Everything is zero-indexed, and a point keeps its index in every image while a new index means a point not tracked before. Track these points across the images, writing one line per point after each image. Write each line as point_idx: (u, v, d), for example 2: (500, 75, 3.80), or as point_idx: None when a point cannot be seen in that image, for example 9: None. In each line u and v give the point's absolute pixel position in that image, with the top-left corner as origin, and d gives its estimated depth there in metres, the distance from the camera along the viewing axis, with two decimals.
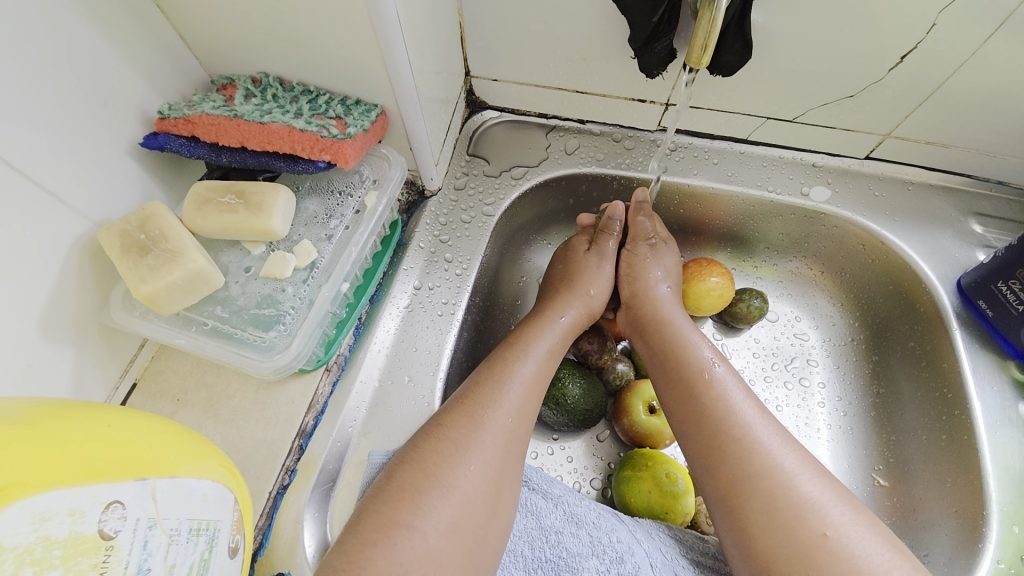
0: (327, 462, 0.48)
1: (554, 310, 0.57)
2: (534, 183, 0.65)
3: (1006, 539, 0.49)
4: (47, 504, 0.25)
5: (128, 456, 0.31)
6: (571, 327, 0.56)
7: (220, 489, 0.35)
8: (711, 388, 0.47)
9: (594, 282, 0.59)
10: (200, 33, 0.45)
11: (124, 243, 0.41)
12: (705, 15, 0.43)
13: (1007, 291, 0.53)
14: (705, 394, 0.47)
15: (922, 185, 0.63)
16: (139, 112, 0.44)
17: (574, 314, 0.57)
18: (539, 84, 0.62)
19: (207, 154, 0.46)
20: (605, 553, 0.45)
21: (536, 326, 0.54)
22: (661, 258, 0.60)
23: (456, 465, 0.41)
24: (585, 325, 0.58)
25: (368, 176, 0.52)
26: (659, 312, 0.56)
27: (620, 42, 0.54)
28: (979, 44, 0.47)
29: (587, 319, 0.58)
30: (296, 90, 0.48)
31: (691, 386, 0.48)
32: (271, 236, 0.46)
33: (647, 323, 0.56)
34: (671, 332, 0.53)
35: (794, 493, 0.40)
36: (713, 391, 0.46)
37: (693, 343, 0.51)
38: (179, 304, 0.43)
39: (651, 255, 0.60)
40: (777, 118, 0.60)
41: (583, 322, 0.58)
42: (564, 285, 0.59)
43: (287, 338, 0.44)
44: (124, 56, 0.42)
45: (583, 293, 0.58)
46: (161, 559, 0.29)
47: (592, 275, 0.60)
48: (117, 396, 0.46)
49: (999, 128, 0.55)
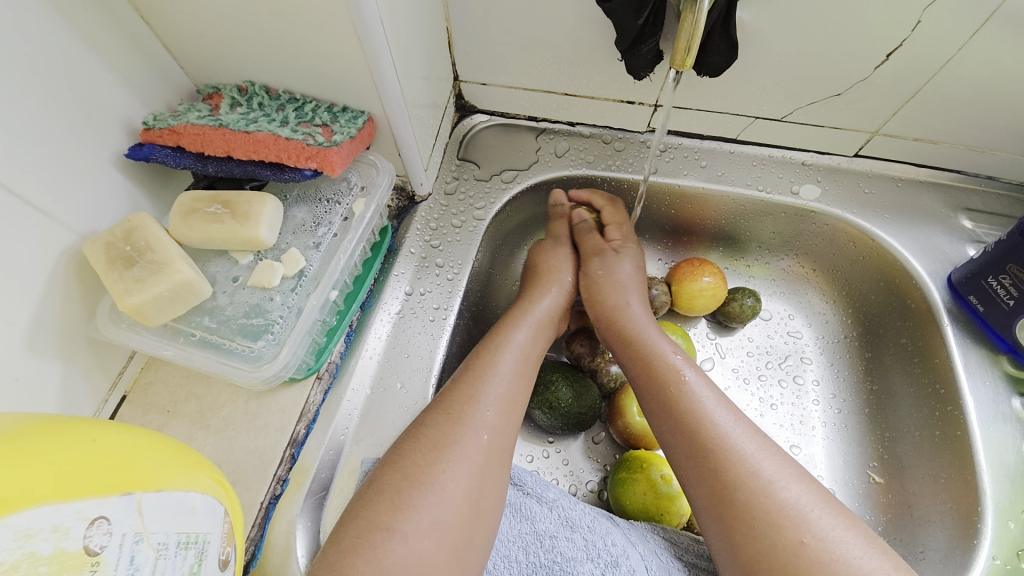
0: (320, 471, 0.48)
1: (529, 297, 0.57)
2: (524, 186, 0.65)
3: (1001, 535, 0.49)
4: (30, 521, 0.24)
5: (114, 471, 0.31)
6: (549, 312, 0.57)
7: (208, 500, 0.35)
8: (682, 398, 0.47)
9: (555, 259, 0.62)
10: (185, 42, 0.45)
11: (109, 255, 0.41)
12: (688, 16, 0.43)
13: (997, 286, 0.53)
14: (677, 405, 0.46)
15: (911, 181, 0.63)
16: (124, 122, 0.44)
17: (551, 305, 0.57)
18: (527, 87, 0.62)
19: (193, 164, 0.45)
20: (600, 556, 0.44)
21: (513, 317, 0.54)
22: (615, 269, 0.60)
23: (434, 461, 0.41)
24: (563, 302, 0.59)
25: (356, 183, 0.52)
26: (630, 325, 0.55)
27: (607, 44, 0.54)
28: (964, 41, 0.47)
29: (563, 297, 0.59)
30: (282, 98, 0.48)
31: (665, 397, 0.47)
32: (259, 245, 0.45)
33: (615, 335, 0.55)
34: (639, 344, 0.53)
35: (771, 501, 0.39)
36: (685, 402, 0.46)
37: (661, 352, 0.51)
38: (166, 315, 0.42)
39: (601, 270, 0.60)
40: (765, 118, 0.60)
41: (562, 304, 0.59)
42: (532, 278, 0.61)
43: (275, 348, 0.44)
44: (108, 68, 0.42)
45: (557, 279, 0.60)
46: (149, 573, 0.29)
47: (556, 263, 0.61)
48: (106, 409, 0.45)
49: (987, 123, 0.55)
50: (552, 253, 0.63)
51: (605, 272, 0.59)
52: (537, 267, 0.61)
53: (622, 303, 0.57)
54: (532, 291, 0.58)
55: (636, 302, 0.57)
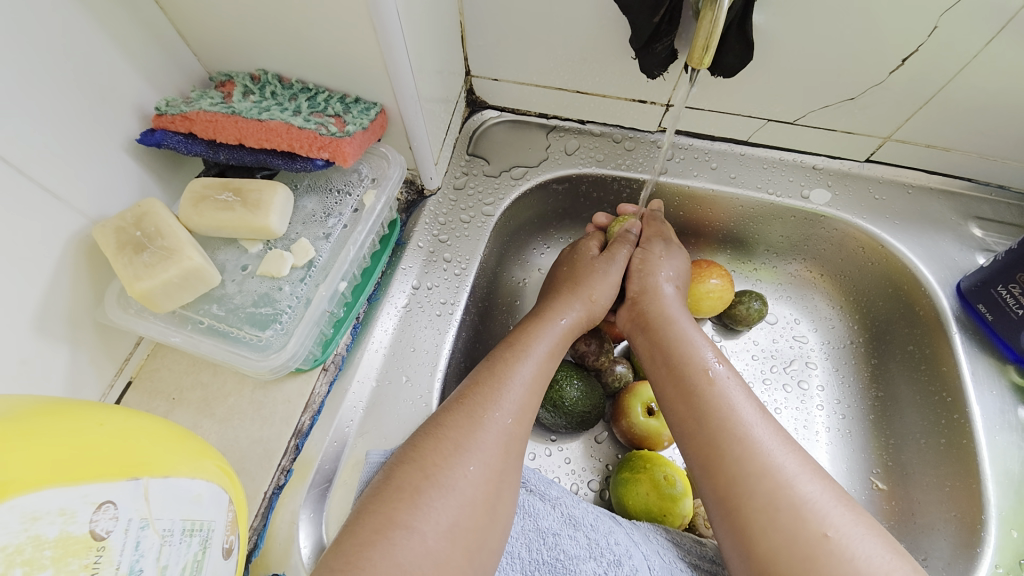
0: (323, 462, 0.48)
1: (555, 310, 0.56)
2: (534, 183, 0.65)
3: (1005, 544, 0.49)
4: (37, 504, 0.24)
5: (122, 456, 0.30)
6: (571, 330, 0.55)
7: (214, 489, 0.35)
8: (711, 385, 0.47)
9: (599, 286, 0.58)
10: (199, 29, 0.45)
11: (119, 239, 0.40)
12: (707, 15, 0.43)
13: (1007, 295, 0.52)
14: (705, 391, 0.46)
15: (921, 188, 0.63)
16: (136, 107, 0.44)
17: (575, 317, 0.56)
18: (539, 84, 0.62)
19: (205, 151, 0.45)
20: (603, 555, 0.44)
21: (536, 328, 0.53)
22: (672, 257, 0.60)
23: (454, 465, 0.40)
24: (583, 328, 0.57)
25: (367, 174, 0.52)
26: (663, 312, 0.55)
27: (621, 42, 0.54)
28: (979, 49, 0.47)
29: (585, 324, 0.57)
30: (294, 87, 0.48)
31: (692, 385, 0.47)
32: (269, 235, 0.45)
33: (649, 321, 0.55)
34: (674, 331, 0.53)
35: (794, 493, 0.39)
36: (713, 391, 0.46)
37: (693, 342, 0.51)
38: (175, 302, 0.42)
39: (664, 253, 0.60)
40: (778, 120, 0.60)
41: (583, 326, 0.56)
42: (568, 288, 0.58)
43: (284, 337, 0.44)
44: (121, 52, 0.42)
45: (585, 297, 0.57)
46: (154, 559, 0.29)
47: (595, 284, 0.58)
48: (112, 394, 0.45)
49: (1000, 132, 0.54)
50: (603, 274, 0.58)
51: (666, 254, 0.60)
52: (578, 281, 0.58)
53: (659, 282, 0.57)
54: (559, 302, 0.57)
55: (673, 285, 0.58)
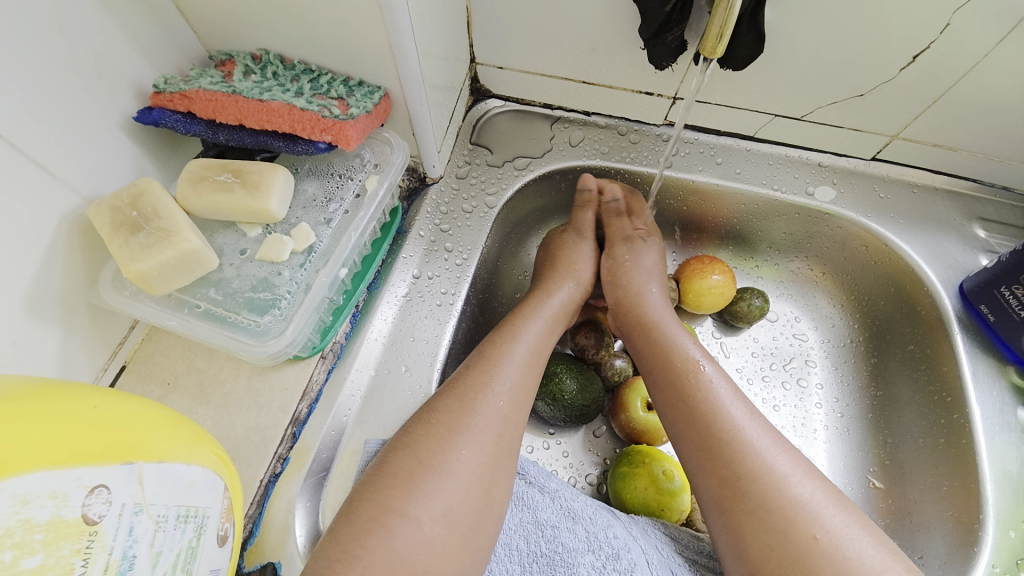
0: (320, 451, 0.47)
1: (546, 288, 0.56)
2: (537, 174, 0.64)
3: (1001, 545, 0.49)
4: (28, 486, 0.24)
5: (115, 438, 0.30)
6: (563, 306, 0.56)
7: (210, 475, 0.35)
8: (700, 389, 0.46)
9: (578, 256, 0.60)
10: (199, 6, 0.44)
11: (115, 219, 0.39)
12: (721, 2, 0.42)
13: (1009, 296, 0.52)
14: (693, 397, 0.46)
15: (926, 187, 0.63)
16: (133, 85, 0.43)
17: (564, 295, 0.57)
18: (545, 74, 0.61)
19: (204, 131, 0.44)
20: (601, 548, 0.44)
21: (528, 308, 0.53)
22: (640, 257, 0.59)
23: (447, 448, 0.40)
24: (577, 299, 0.58)
25: (369, 160, 0.51)
26: (649, 316, 0.54)
27: (629, 31, 0.53)
28: (991, 47, 0.47)
29: (578, 293, 0.58)
30: (297, 69, 0.47)
31: (681, 389, 0.47)
32: (268, 218, 0.44)
33: (638, 321, 0.55)
34: (660, 336, 0.52)
35: (785, 495, 0.39)
36: (702, 394, 0.46)
37: (680, 345, 0.50)
38: (171, 284, 0.41)
39: (629, 256, 0.59)
40: (785, 116, 0.59)
41: (576, 300, 0.58)
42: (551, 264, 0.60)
43: (282, 323, 0.43)
44: (118, 26, 0.41)
45: (571, 270, 0.59)
46: (147, 545, 0.28)
47: (574, 256, 0.60)
48: (106, 377, 0.44)
49: (1008, 132, 0.54)
50: (574, 246, 0.61)
51: (632, 259, 0.59)
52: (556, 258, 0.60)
53: (642, 288, 0.57)
54: (549, 282, 0.57)
55: (656, 288, 0.57)
